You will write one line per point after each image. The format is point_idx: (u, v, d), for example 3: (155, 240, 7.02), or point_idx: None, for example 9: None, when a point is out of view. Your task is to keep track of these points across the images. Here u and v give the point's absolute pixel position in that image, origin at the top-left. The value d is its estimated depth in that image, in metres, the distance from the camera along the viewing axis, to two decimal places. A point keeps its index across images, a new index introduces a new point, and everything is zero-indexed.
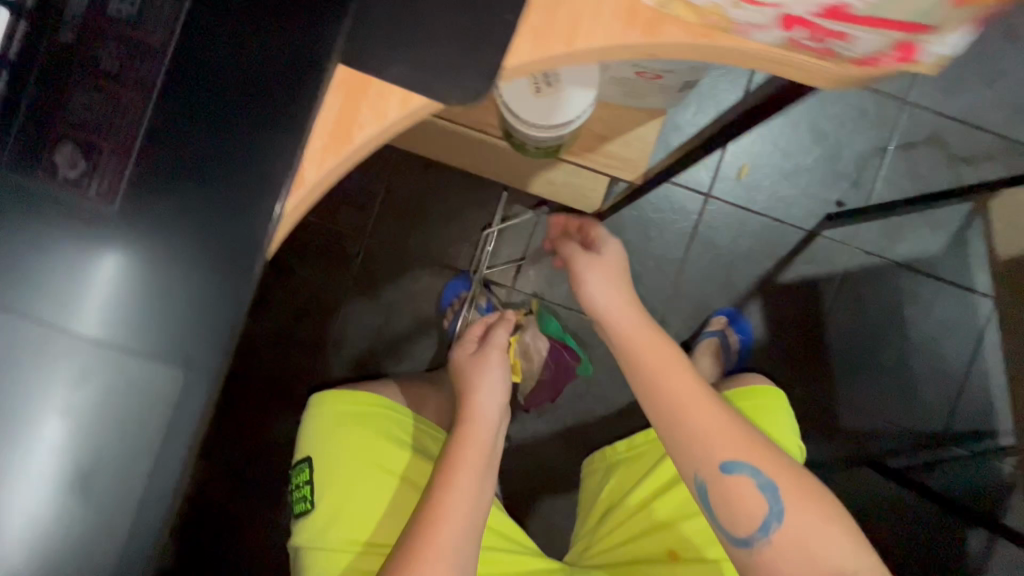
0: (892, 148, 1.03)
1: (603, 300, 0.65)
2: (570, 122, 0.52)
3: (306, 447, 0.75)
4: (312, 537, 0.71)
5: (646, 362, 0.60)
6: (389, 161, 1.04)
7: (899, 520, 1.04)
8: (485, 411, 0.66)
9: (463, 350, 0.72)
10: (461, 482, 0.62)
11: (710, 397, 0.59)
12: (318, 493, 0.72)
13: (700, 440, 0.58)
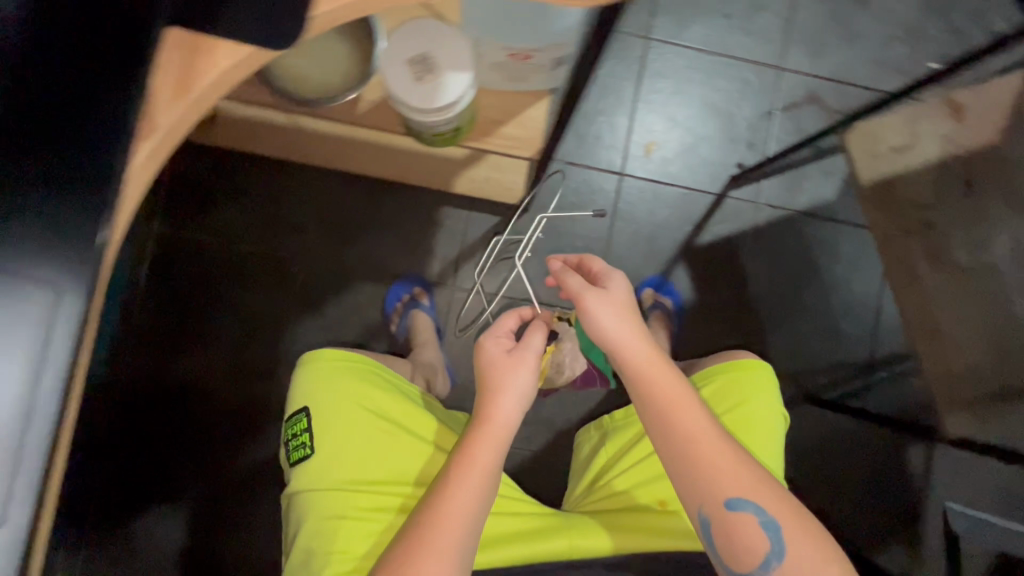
0: (776, 111, 1.14)
1: (614, 331, 0.64)
2: (454, 102, 0.58)
3: (302, 397, 0.77)
4: (311, 481, 0.73)
5: (657, 401, 0.62)
6: (318, 182, 1.08)
7: (843, 445, 1.13)
8: (502, 417, 0.67)
9: (489, 346, 0.71)
10: (462, 486, 0.64)
11: (721, 439, 0.61)
12: (318, 437, 0.74)
13: (709, 476, 0.60)
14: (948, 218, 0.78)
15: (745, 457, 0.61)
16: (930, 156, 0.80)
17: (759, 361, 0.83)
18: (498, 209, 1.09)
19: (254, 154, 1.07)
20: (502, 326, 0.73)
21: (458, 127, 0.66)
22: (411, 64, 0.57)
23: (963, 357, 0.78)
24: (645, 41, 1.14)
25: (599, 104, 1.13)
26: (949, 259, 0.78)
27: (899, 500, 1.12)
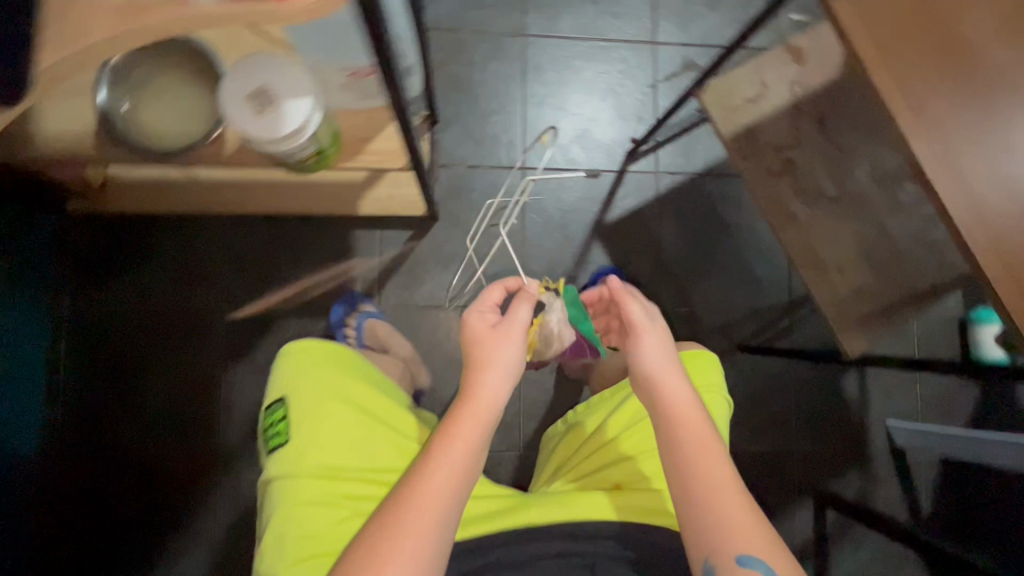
0: (658, 83, 1.19)
1: (655, 363, 0.69)
2: (303, 128, 0.61)
3: (280, 388, 0.77)
4: (282, 469, 0.71)
5: (683, 433, 0.64)
6: (226, 230, 1.09)
7: (782, 387, 1.17)
8: (487, 392, 0.67)
9: (475, 319, 0.70)
10: (440, 463, 0.63)
11: (733, 487, 0.62)
12: (291, 426, 0.73)
13: (715, 512, 0.60)
14: (807, 157, 0.84)
15: (759, 512, 0.61)
16: (783, 101, 0.84)
17: (706, 352, 0.85)
18: (409, 224, 1.12)
19: (156, 215, 1.07)
20: (490, 298, 0.73)
21: (320, 151, 0.68)
22: (251, 98, 0.59)
23: (847, 280, 0.83)
24: (522, 37, 1.17)
25: (489, 105, 1.16)
26: (816, 193, 0.84)
27: (840, 426, 1.17)
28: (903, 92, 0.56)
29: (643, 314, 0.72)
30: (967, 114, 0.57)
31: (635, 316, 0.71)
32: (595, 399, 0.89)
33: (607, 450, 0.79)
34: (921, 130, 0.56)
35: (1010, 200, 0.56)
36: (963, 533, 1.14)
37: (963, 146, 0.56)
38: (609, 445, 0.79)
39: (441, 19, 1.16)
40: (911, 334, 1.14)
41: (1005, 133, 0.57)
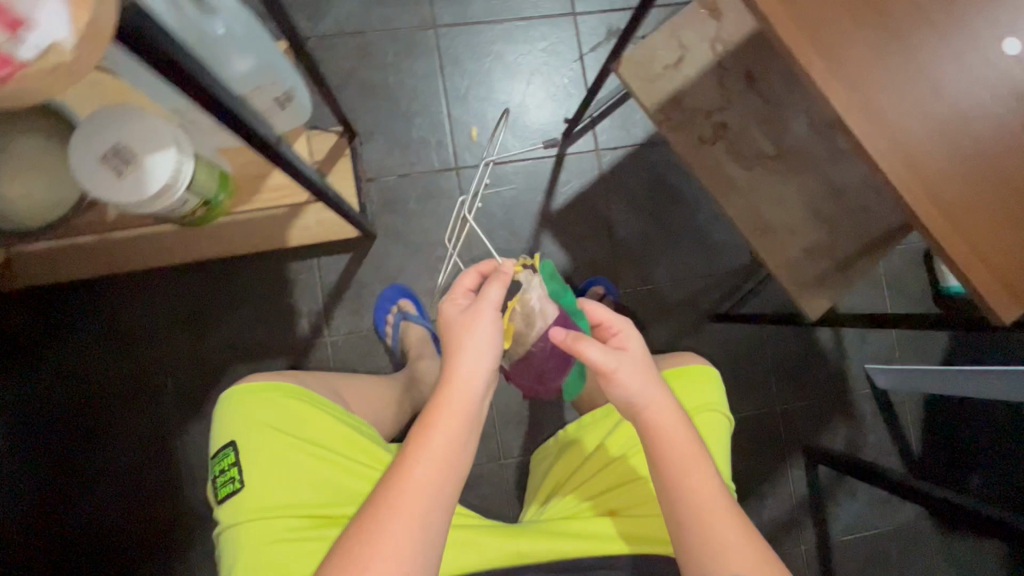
0: (586, 55, 1.13)
1: (636, 395, 0.59)
2: (172, 181, 0.55)
3: (228, 430, 0.68)
4: (243, 516, 0.63)
5: (678, 462, 0.59)
6: (151, 284, 1.02)
7: (757, 349, 1.14)
8: (468, 376, 0.58)
9: (451, 306, 0.63)
10: (424, 459, 0.56)
11: (727, 514, 0.58)
12: (247, 467, 0.65)
13: (710, 535, 0.56)
14: (740, 117, 0.79)
15: (755, 533, 0.58)
16: (706, 61, 0.79)
17: (708, 368, 0.82)
18: (347, 246, 1.06)
19: (71, 282, 0.99)
20: (465, 283, 0.66)
21: (207, 200, 0.63)
22: (105, 159, 0.52)
23: (798, 240, 0.79)
24: (433, 29, 1.10)
25: (410, 106, 1.09)
26: (754, 154, 0.80)
27: (821, 379, 1.15)
28: (815, 42, 0.52)
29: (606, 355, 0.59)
30: (887, 55, 0.52)
31: (596, 360, 0.58)
32: (592, 413, 0.84)
33: (611, 473, 0.74)
34: (837, 82, 0.52)
35: (938, 142, 0.52)
36: (960, 466, 1.12)
37: (883, 91, 0.52)
38: (615, 467, 0.74)
39: (344, 23, 1.08)
40: (876, 275, 1.12)
41: (930, 69, 0.53)
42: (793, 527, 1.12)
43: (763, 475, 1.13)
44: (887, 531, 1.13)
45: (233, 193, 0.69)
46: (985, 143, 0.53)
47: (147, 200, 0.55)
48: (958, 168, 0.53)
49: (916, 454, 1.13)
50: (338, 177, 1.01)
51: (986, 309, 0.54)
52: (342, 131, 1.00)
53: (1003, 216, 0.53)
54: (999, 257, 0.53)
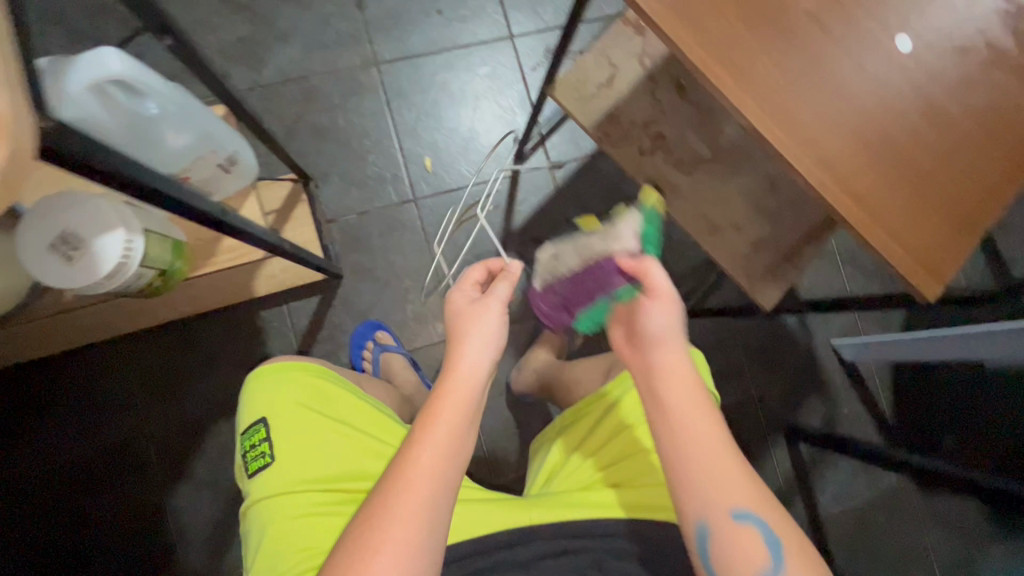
0: (528, 75, 1.15)
1: (662, 328, 0.59)
2: (125, 260, 0.56)
3: (257, 408, 0.69)
4: (273, 490, 0.63)
5: (676, 393, 0.56)
6: (122, 350, 1.01)
7: (727, 339, 1.17)
8: (468, 364, 0.60)
9: (457, 300, 0.65)
10: (424, 444, 0.56)
11: (727, 447, 0.54)
12: (278, 442, 0.66)
13: (707, 468, 0.53)
14: (675, 125, 0.83)
15: (748, 464, 0.55)
16: (637, 76, 0.83)
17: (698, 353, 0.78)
18: (315, 288, 1.06)
19: (38, 358, 0.98)
20: (473, 278, 0.67)
21: (164, 271, 0.65)
22: (53, 247, 0.54)
23: (745, 236, 0.82)
24: (376, 66, 1.12)
25: (362, 144, 1.10)
26: (693, 159, 0.83)
27: (794, 360, 1.18)
28: (723, 60, 0.55)
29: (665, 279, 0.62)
30: (790, 65, 0.56)
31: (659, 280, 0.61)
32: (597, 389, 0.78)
33: (617, 445, 0.69)
34: (747, 95, 0.55)
35: (846, 140, 0.56)
36: (936, 426, 1.16)
37: (792, 99, 0.56)
38: (621, 437, 0.69)
39: (287, 71, 1.10)
40: (831, 255, 1.17)
41: (831, 73, 0.56)
42: (784, 508, 1.14)
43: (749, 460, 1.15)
44: (874, 499, 1.16)
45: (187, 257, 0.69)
46: (889, 135, 0.57)
47: (101, 282, 0.56)
48: (867, 162, 0.57)
49: (889, 420, 1.17)
50: (298, 222, 1.02)
51: (910, 287, 0.57)
52: (297, 177, 1.02)
53: (912, 202, 0.57)
54: (914, 239, 0.57)
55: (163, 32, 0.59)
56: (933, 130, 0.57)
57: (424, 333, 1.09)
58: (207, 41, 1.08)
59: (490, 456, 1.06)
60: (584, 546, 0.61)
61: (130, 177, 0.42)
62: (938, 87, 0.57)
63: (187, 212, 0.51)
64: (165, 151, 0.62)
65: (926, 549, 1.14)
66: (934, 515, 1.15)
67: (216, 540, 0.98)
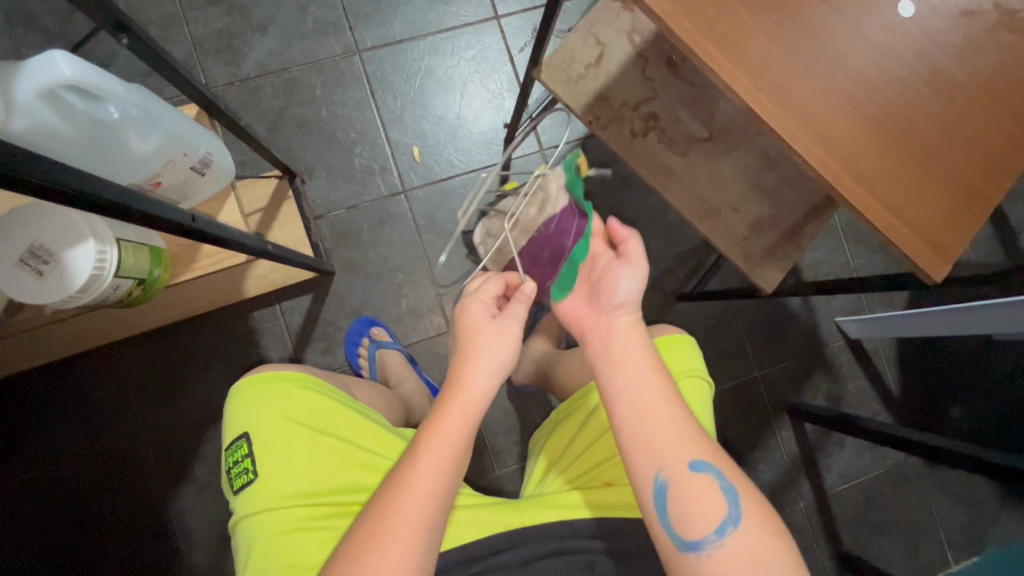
0: (515, 57, 1.12)
1: (626, 294, 0.61)
2: (98, 272, 0.57)
3: (239, 423, 0.67)
4: (257, 507, 0.62)
5: (620, 349, 0.59)
6: (114, 358, 0.99)
7: (729, 321, 1.15)
8: (473, 382, 0.60)
9: (473, 313, 0.64)
10: (426, 462, 0.56)
11: (678, 403, 0.55)
12: (261, 456, 0.65)
13: (659, 423, 0.54)
14: (668, 104, 0.80)
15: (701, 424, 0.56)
16: (626, 54, 0.79)
17: (684, 336, 0.77)
18: (307, 286, 1.04)
19: (29, 370, 0.97)
20: (488, 292, 0.66)
21: (142, 279, 0.66)
22: (24, 262, 0.55)
23: (743, 217, 0.80)
24: (358, 55, 1.08)
25: (347, 136, 1.07)
26: (687, 139, 0.80)
27: (798, 340, 1.16)
28: (714, 36, 0.52)
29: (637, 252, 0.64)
30: (785, 37, 0.53)
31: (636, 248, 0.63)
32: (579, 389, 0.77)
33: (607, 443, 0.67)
34: (740, 72, 0.52)
35: (846, 115, 0.53)
36: (943, 401, 1.14)
37: (787, 73, 0.53)
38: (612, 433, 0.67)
39: (266, 63, 1.06)
40: (834, 230, 1.13)
41: (829, 44, 0.53)
42: (790, 487, 1.13)
43: (753, 442, 1.14)
44: (881, 475, 1.15)
45: (164, 264, 0.70)
46: (892, 107, 0.54)
47: (74, 296, 0.56)
48: (869, 137, 0.54)
49: (895, 395, 1.16)
50: (285, 220, 0.99)
51: (916, 267, 0.55)
52: (281, 173, 0.99)
53: (917, 177, 0.54)
54: (920, 217, 0.54)
55: (118, 30, 0.59)
56: (938, 100, 0.54)
57: (420, 327, 1.07)
58: (182, 35, 1.05)
59: (492, 448, 1.06)
60: (578, 547, 0.60)
61: (84, 190, 0.40)
62: (944, 54, 0.54)
63: (154, 223, 0.49)
64: (131, 157, 0.60)
65: (934, 523, 1.14)
66: (941, 489, 1.14)
67: (221, 541, 0.98)
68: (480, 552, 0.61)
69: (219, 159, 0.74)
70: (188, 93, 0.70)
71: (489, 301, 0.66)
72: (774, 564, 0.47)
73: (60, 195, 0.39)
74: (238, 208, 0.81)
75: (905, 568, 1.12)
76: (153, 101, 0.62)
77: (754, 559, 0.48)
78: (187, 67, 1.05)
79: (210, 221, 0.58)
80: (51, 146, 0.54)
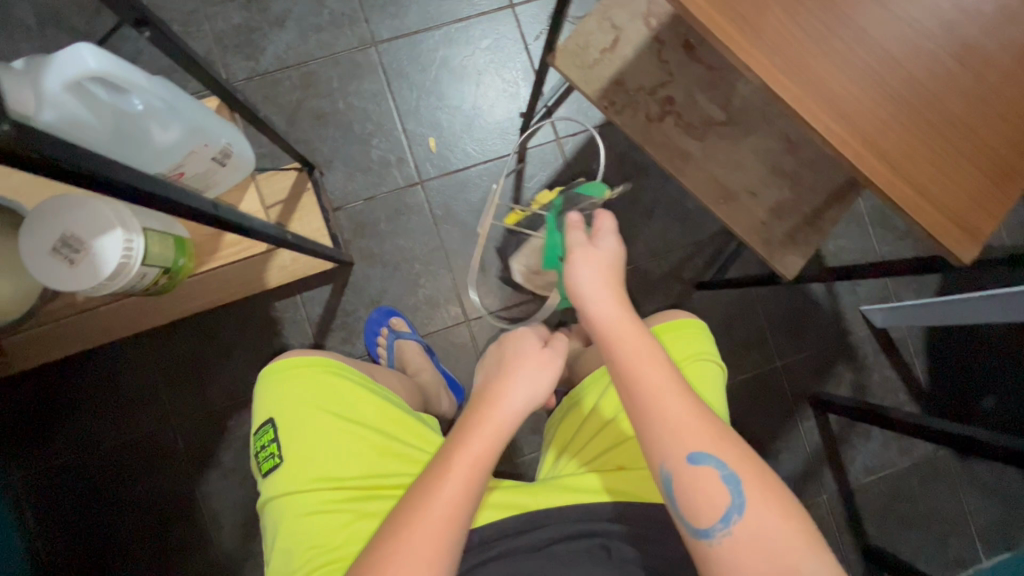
0: (529, 45, 1.11)
1: (585, 285, 0.60)
2: (126, 260, 0.59)
3: (265, 408, 0.69)
4: (283, 489, 0.64)
5: (621, 342, 0.57)
6: (143, 346, 1.03)
7: (749, 309, 1.13)
8: (507, 407, 0.61)
9: (524, 342, 0.67)
10: (453, 478, 0.56)
11: (679, 391, 0.53)
12: (286, 441, 0.66)
13: (658, 413, 0.52)
14: (684, 88, 0.79)
15: (705, 407, 0.53)
16: (641, 38, 0.78)
17: (695, 321, 0.76)
18: (326, 277, 1.06)
19: (64, 358, 1.01)
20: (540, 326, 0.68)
21: (167, 268, 0.68)
22: (55, 250, 0.57)
23: (763, 201, 0.78)
24: (374, 47, 1.09)
25: (364, 128, 1.08)
26: (705, 123, 0.79)
27: (821, 327, 1.14)
28: (732, 15, 0.51)
29: (584, 243, 0.62)
30: (806, 14, 0.51)
31: (571, 240, 0.63)
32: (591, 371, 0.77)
33: (617, 428, 0.67)
34: (759, 51, 0.51)
35: (870, 93, 0.52)
36: (973, 392, 1.10)
37: (806, 51, 0.52)
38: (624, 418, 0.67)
39: (284, 57, 1.08)
40: (858, 216, 1.10)
41: (852, 19, 0.52)
42: (813, 478, 1.11)
43: (775, 432, 1.12)
44: (908, 467, 1.12)
45: (187, 252, 0.72)
46: (916, 84, 0.52)
47: (103, 284, 0.59)
48: (892, 114, 0.52)
49: (923, 385, 1.12)
50: (304, 212, 1.01)
51: (941, 248, 0.53)
52: (300, 165, 1.01)
53: (943, 155, 0.52)
54: (948, 195, 0.52)
55: (140, 24, 0.60)
56: (967, 74, 0.52)
57: (438, 317, 1.08)
58: (203, 32, 1.07)
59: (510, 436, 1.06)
60: (593, 531, 0.61)
61: (109, 175, 0.41)
62: (973, 26, 0.52)
63: (179, 209, 0.50)
64: (154, 147, 0.62)
65: (964, 516, 1.11)
66: (970, 481, 1.11)
67: (247, 524, 1.01)
68: (497, 535, 0.61)
69: (239, 147, 0.75)
70: (209, 86, 0.71)
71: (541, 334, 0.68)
72: (785, 553, 0.46)
73: (86, 181, 0.40)
74: (257, 200, 0.82)
75: (933, 562, 1.10)
76: (177, 94, 0.64)
77: (762, 547, 0.46)
78: (208, 62, 1.07)
79: (232, 209, 0.59)
80: (81, 136, 0.55)
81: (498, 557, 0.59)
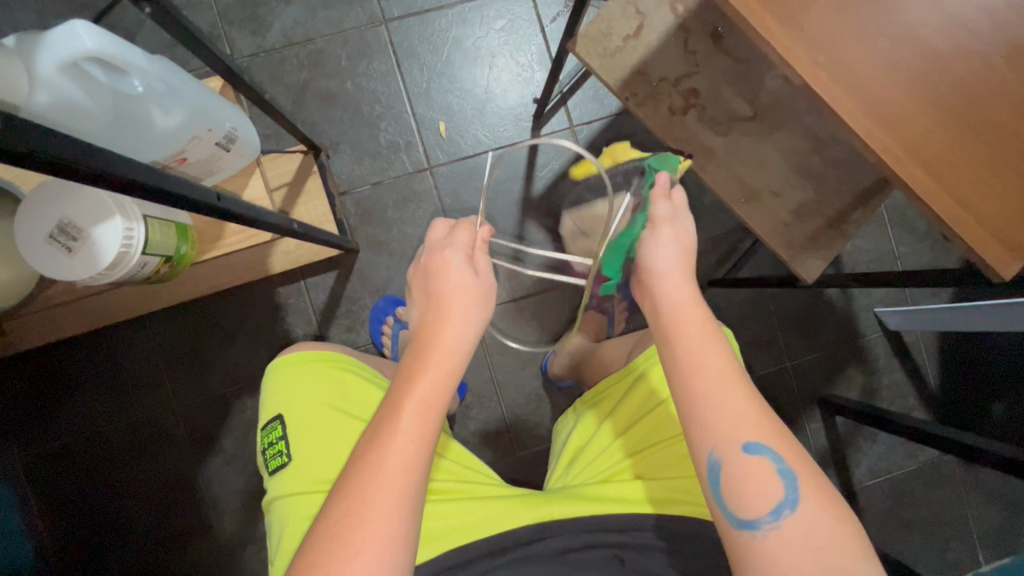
0: (545, 29, 1.06)
1: (661, 256, 0.59)
2: (126, 248, 0.58)
3: (273, 405, 0.68)
4: (290, 489, 0.62)
5: (682, 332, 0.54)
6: (144, 328, 1.01)
7: (762, 309, 1.11)
8: (451, 338, 0.55)
9: (452, 263, 0.57)
10: (404, 429, 0.51)
11: (736, 382, 0.51)
12: (295, 440, 0.65)
13: (715, 404, 0.50)
14: (710, 79, 0.75)
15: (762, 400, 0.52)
16: (667, 25, 0.75)
17: None
18: (331, 263, 1.03)
19: (66, 337, 0.99)
20: (461, 239, 0.59)
21: (170, 257, 0.67)
22: (53, 238, 0.56)
23: (786, 202, 0.75)
24: (384, 25, 1.05)
25: (373, 110, 1.05)
26: (730, 117, 0.75)
27: (833, 329, 1.12)
28: (773, 6, 0.48)
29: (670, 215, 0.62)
30: (852, 8, 0.48)
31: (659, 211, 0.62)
32: (609, 378, 0.77)
33: (637, 435, 0.67)
34: (799, 47, 0.48)
35: (914, 95, 0.49)
36: (983, 400, 1.09)
37: (852, 49, 0.49)
38: (642, 427, 0.67)
39: (292, 34, 1.04)
40: (879, 217, 1.07)
41: (901, 14, 0.48)
42: None
43: None
44: (912, 471, 1.11)
45: (188, 241, 0.70)
46: (965, 89, 0.49)
47: (102, 273, 0.58)
48: (937, 121, 0.49)
49: (934, 390, 1.11)
50: (309, 196, 0.98)
51: (982, 263, 0.50)
52: (307, 148, 0.98)
53: (988, 161, 0.49)
54: (993, 208, 0.49)
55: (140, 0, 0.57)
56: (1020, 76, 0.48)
57: None
58: (208, 5, 1.03)
59: (514, 429, 1.05)
60: (608, 541, 0.58)
61: (108, 172, 0.39)
62: None
63: (179, 201, 0.48)
64: (155, 133, 0.59)
65: (966, 523, 1.10)
66: (973, 488, 1.11)
67: (248, 509, 1.01)
68: (509, 543, 0.59)
69: (243, 130, 0.73)
70: (212, 66, 0.68)
71: (466, 250, 0.59)
72: (838, 552, 0.44)
73: (79, 176, 0.38)
74: (263, 188, 0.80)
75: (933, 566, 1.09)
76: (177, 75, 0.61)
77: (812, 545, 0.44)
78: (213, 37, 1.03)
79: (236, 199, 0.57)
80: (77, 123, 0.53)
81: (510, 564, 0.57)
